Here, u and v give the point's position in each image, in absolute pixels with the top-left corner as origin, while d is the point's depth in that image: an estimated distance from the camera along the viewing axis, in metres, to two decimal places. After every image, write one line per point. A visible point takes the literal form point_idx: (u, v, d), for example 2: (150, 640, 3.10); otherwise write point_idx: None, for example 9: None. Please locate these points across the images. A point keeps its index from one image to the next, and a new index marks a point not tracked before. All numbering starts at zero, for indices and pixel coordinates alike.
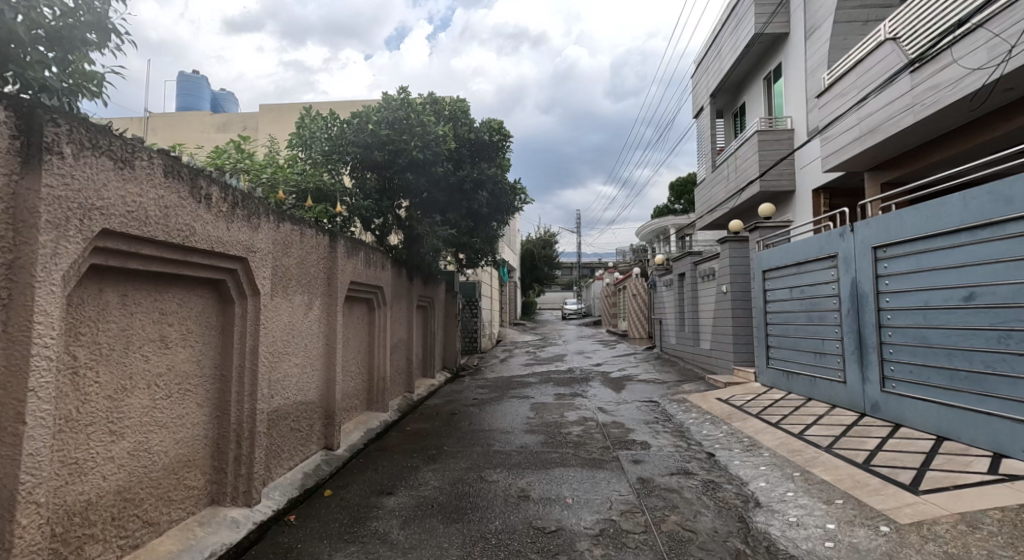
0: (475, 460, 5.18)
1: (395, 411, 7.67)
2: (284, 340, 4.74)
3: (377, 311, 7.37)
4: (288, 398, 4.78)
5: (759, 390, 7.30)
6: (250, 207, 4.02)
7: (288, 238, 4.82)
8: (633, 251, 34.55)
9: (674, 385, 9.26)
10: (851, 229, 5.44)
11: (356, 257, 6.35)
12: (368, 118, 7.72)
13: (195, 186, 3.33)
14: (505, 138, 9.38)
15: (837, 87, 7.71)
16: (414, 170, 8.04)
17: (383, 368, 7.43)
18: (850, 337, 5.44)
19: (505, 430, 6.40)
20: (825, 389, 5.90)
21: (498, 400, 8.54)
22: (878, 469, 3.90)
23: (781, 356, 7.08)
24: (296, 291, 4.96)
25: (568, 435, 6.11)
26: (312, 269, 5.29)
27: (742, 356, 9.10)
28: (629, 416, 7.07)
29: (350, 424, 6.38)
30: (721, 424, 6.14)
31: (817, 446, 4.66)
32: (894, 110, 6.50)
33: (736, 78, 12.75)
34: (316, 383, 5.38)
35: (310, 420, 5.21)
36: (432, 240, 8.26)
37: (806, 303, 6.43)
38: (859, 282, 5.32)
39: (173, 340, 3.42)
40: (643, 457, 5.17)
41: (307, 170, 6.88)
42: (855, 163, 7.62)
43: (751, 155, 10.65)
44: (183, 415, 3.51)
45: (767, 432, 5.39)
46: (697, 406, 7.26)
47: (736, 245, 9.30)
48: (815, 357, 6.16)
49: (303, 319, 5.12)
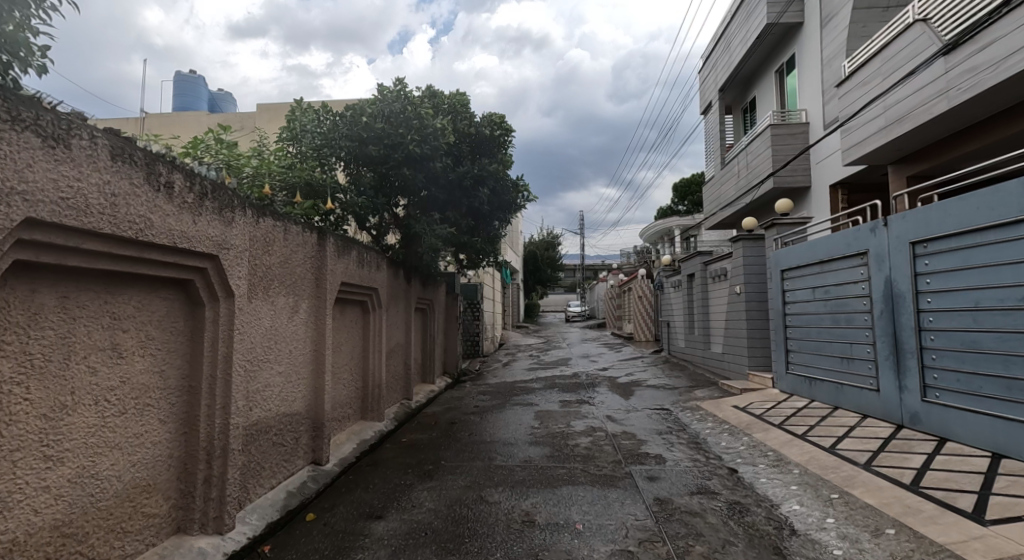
0: (476, 477, 4.74)
1: (392, 420, 7.25)
2: (266, 345, 4.33)
3: (372, 315, 6.96)
4: (269, 410, 4.35)
5: (778, 398, 6.84)
6: (222, 198, 3.60)
7: (270, 235, 4.40)
8: (637, 253, 34.07)
9: (685, 391, 8.82)
10: (884, 224, 5.00)
11: (348, 256, 5.94)
12: (363, 110, 7.39)
13: (151, 172, 2.91)
14: (507, 133, 8.96)
15: (859, 75, 7.28)
16: (411, 166, 7.63)
17: (378, 374, 7.02)
18: (884, 341, 5.00)
19: (508, 442, 5.97)
20: (854, 398, 5.45)
21: (500, 408, 8.10)
22: (930, 491, 3.46)
23: (802, 361, 6.64)
24: (279, 293, 4.54)
25: (576, 447, 5.67)
26: (296, 269, 4.87)
27: (757, 361, 8.63)
28: (640, 426, 6.61)
29: (342, 435, 5.96)
30: (741, 435, 5.69)
31: (853, 463, 4.20)
32: (926, 96, 6.05)
33: (746, 72, 12.33)
34: (302, 392, 4.96)
35: (295, 433, 4.80)
36: (431, 238, 7.84)
37: (831, 304, 5.98)
38: (894, 281, 4.87)
39: (130, 349, 3.01)
40: (659, 474, 4.73)
41: (296, 164, 6.48)
42: (879, 154, 7.17)
43: (764, 150, 10.21)
44: (141, 434, 3.09)
45: (794, 445, 4.94)
46: (712, 415, 6.80)
47: (749, 244, 8.86)
48: (842, 363, 5.71)
49: (288, 323, 4.71)
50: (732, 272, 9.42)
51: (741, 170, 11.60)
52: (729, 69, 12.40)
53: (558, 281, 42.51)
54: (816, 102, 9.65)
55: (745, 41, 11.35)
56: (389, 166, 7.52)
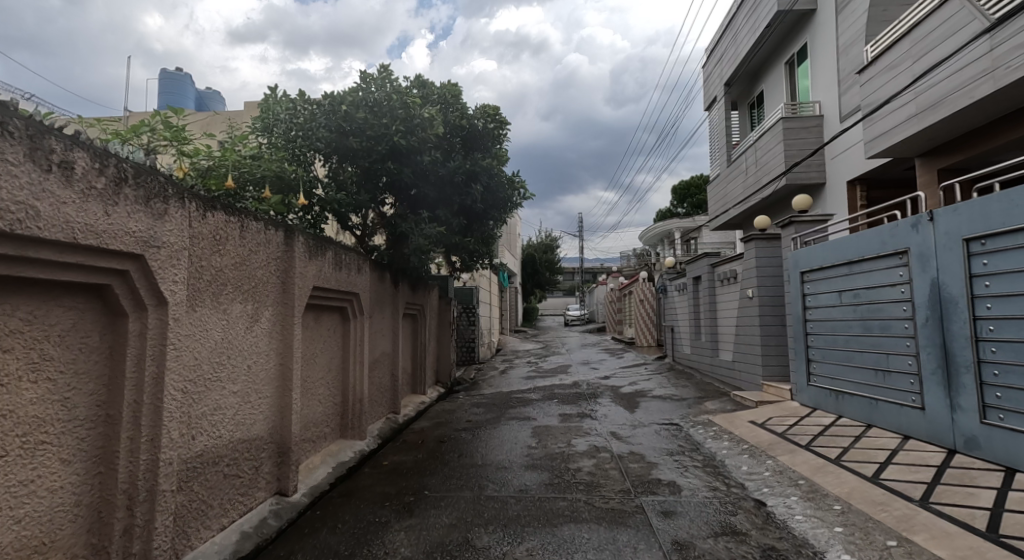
0: (463, 512, 4.11)
1: (375, 437, 6.61)
2: (216, 361, 3.70)
3: (352, 323, 6.33)
4: (219, 438, 3.72)
5: (799, 413, 6.22)
6: (152, 184, 2.96)
7: (220, 232, 3.76)
8: (638, 256, 33.42)
9: (694, 403, 8.16)
10: (929, 218, 4.40)
11: (322, 257, 5.30)
12: (342, 99, 6.79)
13: (33, 146, 2.29)
14: (502, 126, 8.32)
15: (886, 59, 6.69)
16: (397, 159, 7.07)
17: (359, 388, 6.38)
18: (931, 353, 4.39)
19: (502, 466, 5.31)
20: (892, 416, 4.84)
21: (494, 423, 7.45)
22: (1016, 542, 2.85)
23: (825, 372, 6.02)
24: (232, 299, 3.91)
25: (577, 473, 5.02)
26: (255, 271, 4.24)
27: (772, 371, 7.99)
28: (648, 444, 5.96)
29: (315, 458, 5.32)
30: (763, 457, 5.04)
31: (907, 499, 3.57)
32: (968, 77, 5.49)
33: (753, 64, 11.75)
34: (263, 414, 4.31)
35: (255, 461, 4.15)
36: (418, 239, 7.23)
37: (862, 310, 5.36)
38: (943, 283, 4.26)
39: (11, 374, 2.39)
40: (675, 508, 4.08)
41: (265, 155, 5.86)
42: (908, 146, 6.62)
43: (775, 145, 9.63)
44: (31, 480, 2.46)
45: (829, 472, 4.31)
46: (727, 432, 6.17)
47: (762, 243, 8.24)
48: (877, 376, 5.10)
49: (244, 335, 4.07)
50: (743, 274, 8.81)
51: (749, 167, 11.03)
52: (736, 62, 11.81)
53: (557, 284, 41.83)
54: (832, 94, 9.07)
55: (753, 31, 10.78)
56: (372, 159, 6.91)
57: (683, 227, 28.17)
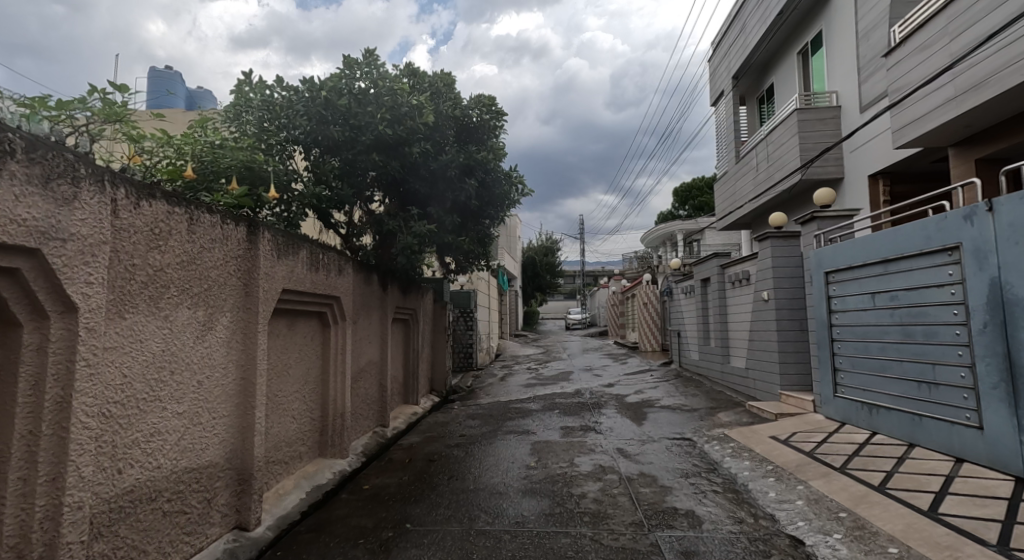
0: (448, 553, 3.51)
1: (358, 455, 6.02)
2: (155, 378, 3.13)
3: (332, 330, 5.75)
4: (158, 469, 3.14)
5: (826, 428, 5.63)
6: (55, 160, 2.41)
7: (161, 224, 3.18)
8: (640, 260, 32.79)
9: (706, 415, 7.55)
10: (987, 209, 3.85)
11: (293, 256, 4.71)
12: (322, 85, 6.23)
13: None
14: (498, 117, 7.76)
15: (917, 39, 6.14)
16: (382, 151, 6.56)
17: (341, 401, 5.80)
18: (994, 364, 3.83)
19: (497, 490, 4.72)
20: (940, 436, 4.27)
21: (491, 437, 6.86)
22: None
23: (854, 383, 5.44)
24: (177, 304, 3.34)
25: (581, 500, 4.41)
26: (209, 272, 3.66)
27: (791, 380, 7.39)
28: (660, 464, 5.36)
29: (288, 482, 4.75)
30: (793, 482, 4.42)
31: (981, 544, 2.99)
32: (1019, 52, 4.95)
33: (763, 57, 11.24)
34: (218, 436, 3.73)
35: (207, 493, 3.58)
36: (406, 237, 6.65)
37: (900, 314, 4.79)
38: (1007, 284, 3.72)
39: None
40: (696, 546, 3.48)
41: (233, 143, 5.29)
42: (941, 133, 6.08)
43: (790, 138, 9.07)
44: None
45: (874, 502, 3.72)
46: (748, 449, 5.56)
47: (779, 241, 7.63)
48: (919, 389, 4.53)
49: (193, 346, 3.48)
50: (757, 276, 8.22)
51: (761, 163, 10.46)
52: (744, 53, 11.28)
53: (557, 288, 41.22)
54: (850, 83, 8.53)
55: (763, 21, 10.26)
56: (357, 151, 6.40)
57: (685, 229, 27.52)
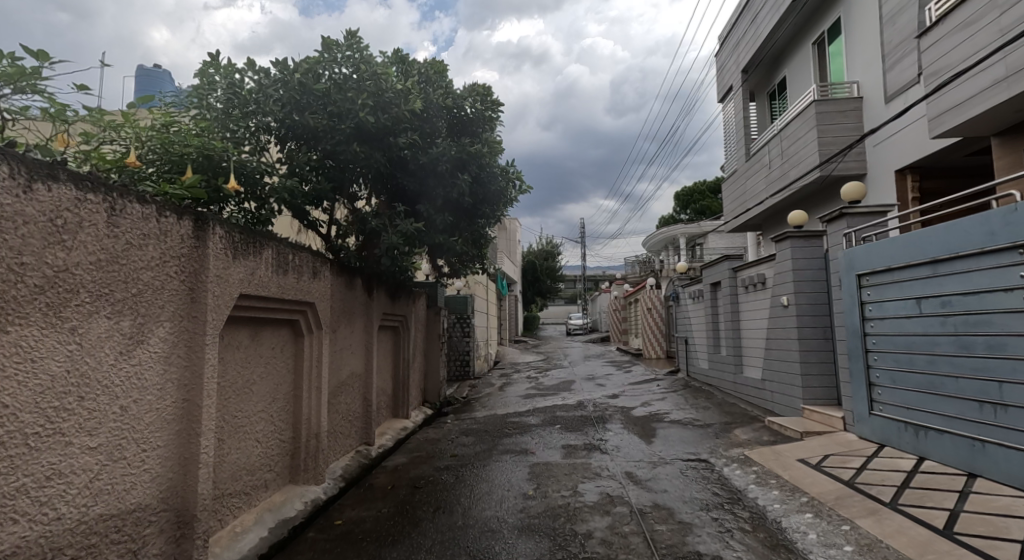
0: None
1: (336, 480, 5.37)
2: (53, 407, 2.50)
3: (306, 340, 5.11)
4: (57, 521, 2.50)
5: (862, 450, 4.97)
6: None
7: (70, 214, 2.57)
8: (642, 264, 32.17)
9: (722, 432, 6.88)
10: None
11: (254, 256, 4.08)
12: (298, 67, 5.63)
13: None
14: (496, 108, 7.17)
15: (958, 15, 5.53)
16: (366, 142, 5.95)
17: (316, 420, 5.15)
18: None
19: (489, 527, 4.08)
20: (1009, 466, 3.64)
21: (486, 457, 6.23)
22: None
23: (895, 400, 4.79)
24: (89, 313, 2.70)
25: (586, 539, 3.77)
26: (139, 274, 3.02)
27: (815, 394, 6.74)
28: (675, 492, 4.72)
29: (248, 517, 4.11)
30: (835, 520, 3.76)
31: None
32: None
33: (774, 48, 10.64)
34: (149, 471, 3.08)
35: (132, 542, 2.94)
36: (391, 236, 5.99)
37: (956, 322, 4.15)
38: None
39: None
40: None
41: (193, 128, 4.69)
42: (987, 120, 5.46)
43: (808, 132, 8.46)
44: None
45: (944, 553, 3.05)
46: (776, 475, 4.89)
47: (799, 242, 6.98)
48: (981, 410, 3.91)
49: (116, 365, 2.85)
50: (774, 280, 7.59)
51: (774, 160, 9.84)
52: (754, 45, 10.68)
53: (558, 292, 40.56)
54: (873, 72, 7.92)
55: (775, 9, 9.66)
56: (336, 142, 5.76)
57: (688, 232, 26.92)
